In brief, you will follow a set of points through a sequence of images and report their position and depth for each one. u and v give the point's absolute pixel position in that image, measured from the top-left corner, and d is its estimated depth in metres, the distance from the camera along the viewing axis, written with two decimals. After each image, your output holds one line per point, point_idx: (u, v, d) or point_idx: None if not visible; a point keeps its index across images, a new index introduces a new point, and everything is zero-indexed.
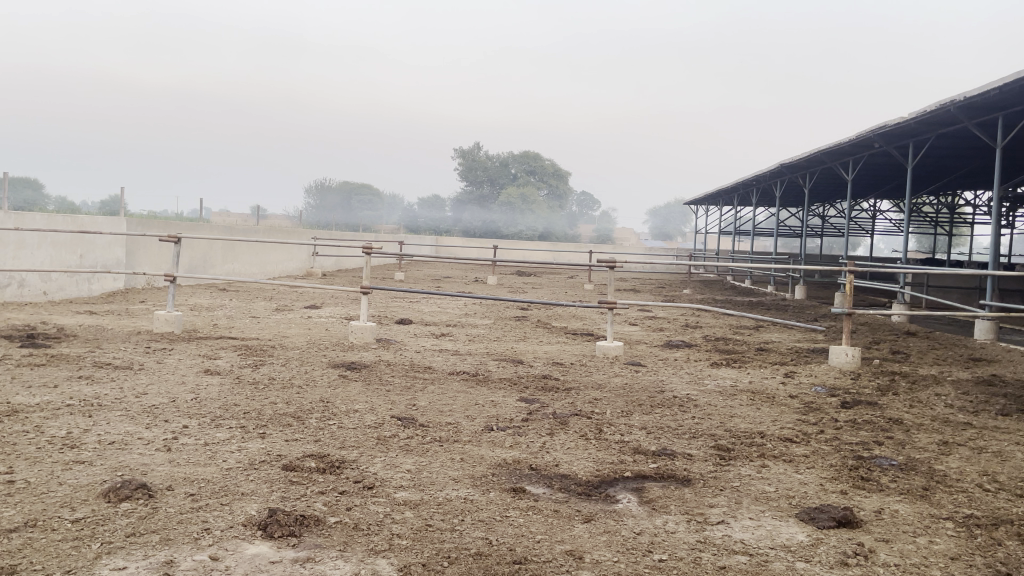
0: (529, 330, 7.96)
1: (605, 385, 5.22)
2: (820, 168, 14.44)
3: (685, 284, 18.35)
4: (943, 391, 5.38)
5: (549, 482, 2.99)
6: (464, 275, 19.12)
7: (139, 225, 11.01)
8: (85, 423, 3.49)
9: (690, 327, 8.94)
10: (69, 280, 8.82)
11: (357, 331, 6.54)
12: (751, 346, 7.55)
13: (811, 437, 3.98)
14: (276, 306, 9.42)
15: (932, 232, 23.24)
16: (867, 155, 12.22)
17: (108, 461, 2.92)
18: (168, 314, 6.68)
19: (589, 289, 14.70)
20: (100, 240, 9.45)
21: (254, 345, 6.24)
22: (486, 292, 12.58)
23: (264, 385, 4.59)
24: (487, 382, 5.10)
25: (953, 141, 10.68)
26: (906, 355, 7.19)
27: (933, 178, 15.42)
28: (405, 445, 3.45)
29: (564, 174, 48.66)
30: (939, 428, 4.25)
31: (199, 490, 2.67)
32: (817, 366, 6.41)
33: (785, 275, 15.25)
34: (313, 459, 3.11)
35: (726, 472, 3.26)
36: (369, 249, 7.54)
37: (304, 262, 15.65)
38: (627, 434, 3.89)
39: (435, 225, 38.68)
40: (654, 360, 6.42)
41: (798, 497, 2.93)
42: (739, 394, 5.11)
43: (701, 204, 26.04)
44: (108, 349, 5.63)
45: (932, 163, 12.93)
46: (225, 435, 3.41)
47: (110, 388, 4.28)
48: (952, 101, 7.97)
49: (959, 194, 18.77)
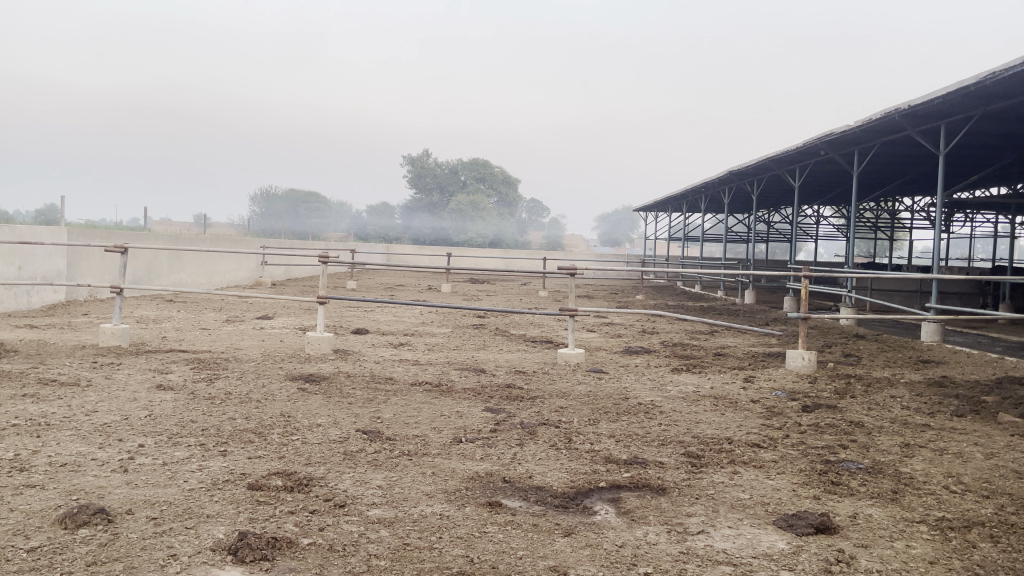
0: (488, 338, 7.90)
1: (569, 393, 5.18)
2: (769, 175, 14.71)
3: (637, 290, 18.49)
4: (898, 393, 5.48)
5: (525, 495, 2.94)
6: (416, 283, 18.95)
7: (80, 234, 10.62)
8: (33, 444, 3.31)
9: (648, 334, 8.97)
10: (7, 292, 8.44)
11: (314, 342, 6.39)
12: (709, 351, 7.62)
13: (778, 442, 4.01)
14: (227, 317, 9.17)
15: (873, 236, 23.88)
16: (814, 162, 12.48)
17: (61, 485, 2.77)
18: (115, 327, 6.43)
19: (543, 296, 14.70)
20: (39, 251, 9.09)
21: (207, 358, 6.05)
22: (441, 300, 12.50)
23: (222, 401, 4.43)
24: (451, 393, 5.03)
25: (897, 149, 10.98)
26: (858, 358, 7.34)
27: (875, 183, 15.83)
28: (373, 460, 3.35)
29: (514, 181, 48.83)
30: (900, 430, 4.32)
31: (161, 513, 2.54)
32: (775, 369, 6.49)
33: (735, 280, 15.49)
34: (279, 478, 3.00)
35: (700, 480, 3.25)
36: (326, 257, 7.37)
37: (252, 271, 15.32)
38: (596, 442, 3.86)
39: (384, 232, 38.32)
40: (616, 366, 6.41)
41: (773, 504, 2.93)
42: (703, 400, 5.13)
43: (650, 211, 26.34)
44: (52, 365, 5.38)
45: (875, 170, 13.29)
46: (184, 454, 3.27)
47: (57, 406, 4.08)
48: (897, 110, 8.18)
49: (899, 200, 19.31)
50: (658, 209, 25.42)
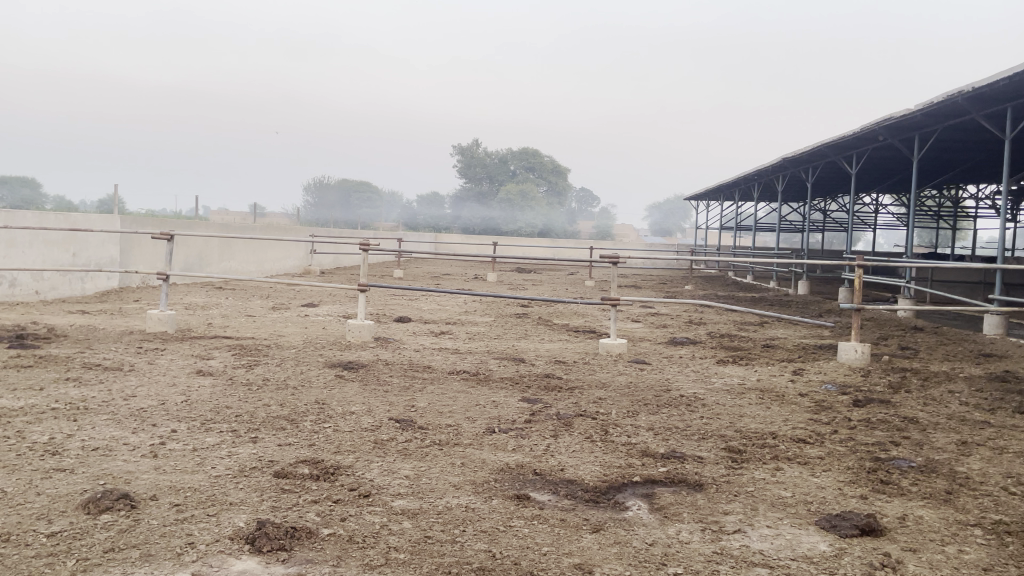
0: (530, 328, 7.80)
1: (609, 384, 5.06)
2: (824, 162, 14.26)
3: (686, 280, 18.18)
4: (957, 388, 5.23)
5: (554, 489, 2.84)
6: (463, 272, 18.96)
7: (133, 222, 10.84)
8: (69, 428, 3.35)
9: (694, 324, 8.77)
10: (62, 279, 8.66)
11: (355, 329, 6.40)
12: (757, 343, 7.41)
13: (825, 438, 3.84)
14: (273, 305, 9.26)
15: (935, 225, 23.06)
16: (871, 148, 12.06)
17: (90, 469, 2.77)
18: (161, 313, 6.52)
19: (590, 286, 14.53)
20: (93, 238, 9.31)
21: (250, 344, 6.09)
22: (487, 289, 12.47)
23: (258, 387, 4.43)
24: (488, 382, 4.96)
25: (960, 133, 10.52)
26: (915, 351, 7.04)
27: (938, 170, 15.25)
28: (403, 449, 3.30)
29: (563, 171, 48.57)
30: (957, 427, 4.10)
31: (185, 500, 2.52)
32: (826, 362, 6.27)
33: (788, 270, 15.10)
34: (306, 466, 2.96)
35: (739, 476, 3.11)
36: (368, 246, 7.35)
37: (301, 260, 15.50)
38: (634, 435, 3.74)
39: (433, 222, 38.49)
40: (659, 357, 6.27)
41: (817, 503, 2.78)
42: (748, 393, 4.96)
43: (701, 200, 25.86)
44: (99, 350, 5.47)
45: (937, 156, 12.77)
46: (215, 440, 3.26)
47: (98, 391, 4.13)
48: (959, 93, 7.82)
49: (962, 188, 18.57)
50: (710, 198, 24.97)
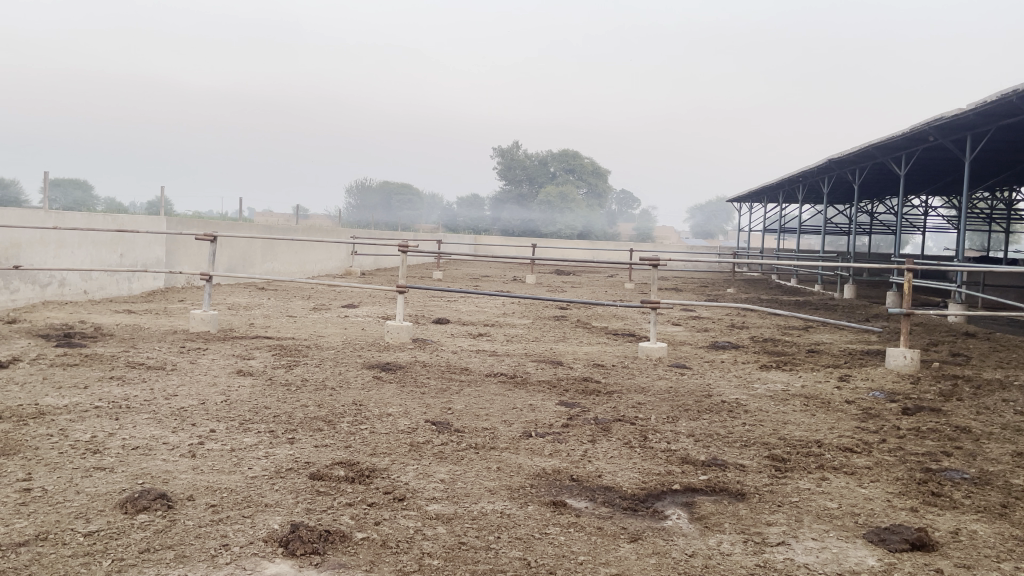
0: (569, 330, 7.74)
1: (649, 389, 4.98)
2: (872, 163, 13.91)
3: (728, 283, 17.92)
4: (1011, 397, 5.04)
5: (591, 495, 2.79)
6: (503, 274, 18.95)
7: (179, 223, 11.04)
8: (111, 426, 3.39)
9: (736, 328, 8.61)
10: (109, 278, 8.84)
11: (393, 330, 6.41)
12: (802, 348, 7.24)
13: (872, 447, 3.71)
14: (313, 305, 9.34)
15: (987, 228, 22.42)
16: (921, 149, 11.75)
17: (129, 468, 2.80)
18: (204, 313, 6.61)
19: (630, 289, 14.39)
20: (140, 239, 9.49)
21: (290, 345, 6.14)
22: (526, 292, 12.43)
23: (297, 387, 4.45)
24: (525, 385, 4.91)
25: (1016, 133, 10.18)
26: (967, 358, 6.82)
27: (991, 171, 14.81)
28: (439, 452, 3.27)
29: (604, 172, 48.32)
30: (1012, 438, 3.94)
31: (221, 500, 2.52)
32: (873, 368, 6.10)
33: (833, 274, 14.78)
34: (342, 468, 2.95)
35: (783, 486, 3.02)
36: (407, 247, 7.36)
37: (342, 261, 15.67)
38: (673, 441, 3.67)
39: (473, 224, 38.57)
40: (700, 362, 6.16)
41: (864, 516, 2.68)
42: (792, 400, 4.84)
43: (744, 201, 25.48)
44: (142, 349, 5.56)
45: (991, 156, 12.38)
46: (253, 441, 3.27)
47: (140, 390, 4.19)
48: (1014, 92, 7.57)
49: (1016, 190, 18.00)
50: (753, 200, 24.62)
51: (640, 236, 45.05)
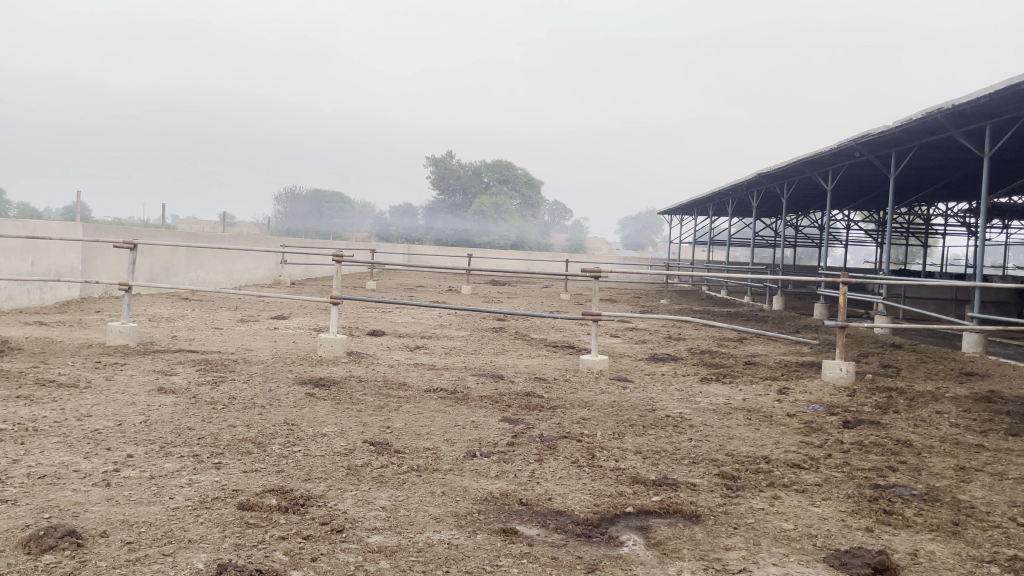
0: (507, 343, 7.59)
1: (592, 403, 4.88)
2: (800, 177, 14.24)
3: (661, 294, 18.10)
4: (944, 409, 5.12)
5: (543, 521, 2.65)
6: (437, 285, 18.74)
7: (96, 230, 10.49)
8: (15, 452, 3.09)
9: (674, 340, 8.62)
10: (20, 288, 8.32)
11: (326, 344, 6.15)
12: (738, 359, 7.28)
13: (820, 462, 3.68)
14: (241, 317, 8.95)
15: (905, 243, 23.31)
16: (848, 165, 12.07)
17: (34, 501, 2.52)
18: (123, 325, 6.23)
19: (566, 300, 14.36)
20: (54, 246, 8.97)
21: (216, 359, 5.82)
22: (461, 302, 12.29)
23: (223, 406, 4.18)
24: (466, 401, 4.74)
25: (938, 150, 10.52)
26: (897, 370, 6.95)
27: (910, 187, 15.38)
28: (379, 476, 3.08)
29: (537, 183, 48.58)
30: (952, 451, 3.97)
31: (138, 537, 2.28)
32: (810, 381, 6.13)
33: (763, 286, 15.07)
34: (274, 496, 2.72)
35: (737, 506, 2.94)
36: (340, 257, 7.10)
37: (271, 270, 15.20)
38: (622, 459, 3.56)
39: (407, 233, 38.20)
40: (641, 375, 6.10)
41: (821, 537, 2.62)
42: (735, 413, 4.80)
43: (675, 214, 25.88)
44: (54, 364, 5.18)
45: (912, 173, 12.80)
46: (175, 466, 3.01)
47: (49, 410, 3.85)
48: (939, 110, 7.79)
49: (933, 206, 18.71)
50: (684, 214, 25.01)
51: (577, 240, 50.96)
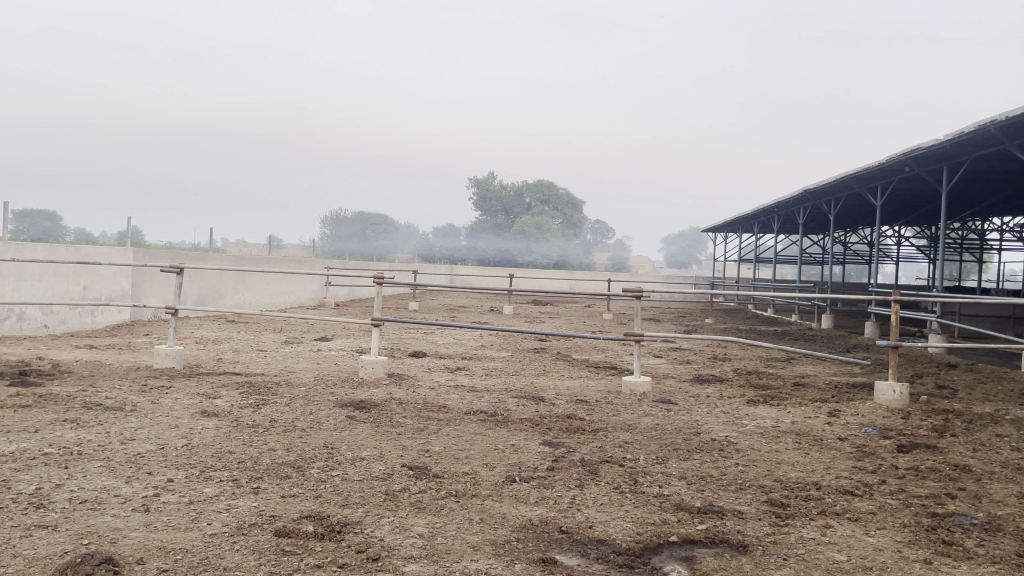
0: (549, 364, 7.51)
1: (635, 426, 4.77)
2: (848, 193, 13.91)
3: (706, 312, 17.82)
4: (1005, 432, 4.89)
5: (583, 551, 2.57)
6: (478, 306, 18.72)
7: (145, 254, 10.71)
8: (59, 476, 3.12)
9: (719, 360, 8.47)
10: (71, 312, 8.52)
11: (367, 366, 6.16)
12: (787, 380, 7.09)
13: (874, 489, 3.53)
14: (284, 339, 9.03)
15: (959, 258, 22.63)
16: (897, 179, 11.78)
17: (75, 526, 2.54)
18: (168, 348, 6.32)
19: (609, 319, 14.21)
20: (105, 271, 9.18)
21: (259, 381, 5.86)
22: (502, 323, 12.24)
23: (264, 429, 4.18)
24: (506, 424, 4.68)
25: (992, 163, 10.19)
26: (953, 391, 6.70)
27: (963, 202, 14.93)
28: (417, 502, 3.03)
29: (579, 203, 48.52)
30: (1015, 477, 3.78)
31: (174, 564, 2.27)
32: (861, 403, 5.94)
33: (811, 304, 14.74)
34: (310, 522, 2.70)
35: (786, 535, 2.82)
36: (381, 278, 7.11)
37: (315, 292, 15.36)
38: (666, 485, 3.46)
39: (450, 254, 38.40)
40: (685, 397, 5.97)
41: (877, 570, 2.49)
42: (783, 437, 4.66)
43: (719, 232, 25.52)
44: (102, 388, 5.26)
45: (965, 186, 12.43)
46: (214, 491, 3.01)
47: (94, 434, 3.90)
48: (992, 122, 7.54)
49: (988, 220, 18.15)
50: (728, 231, 24.72)
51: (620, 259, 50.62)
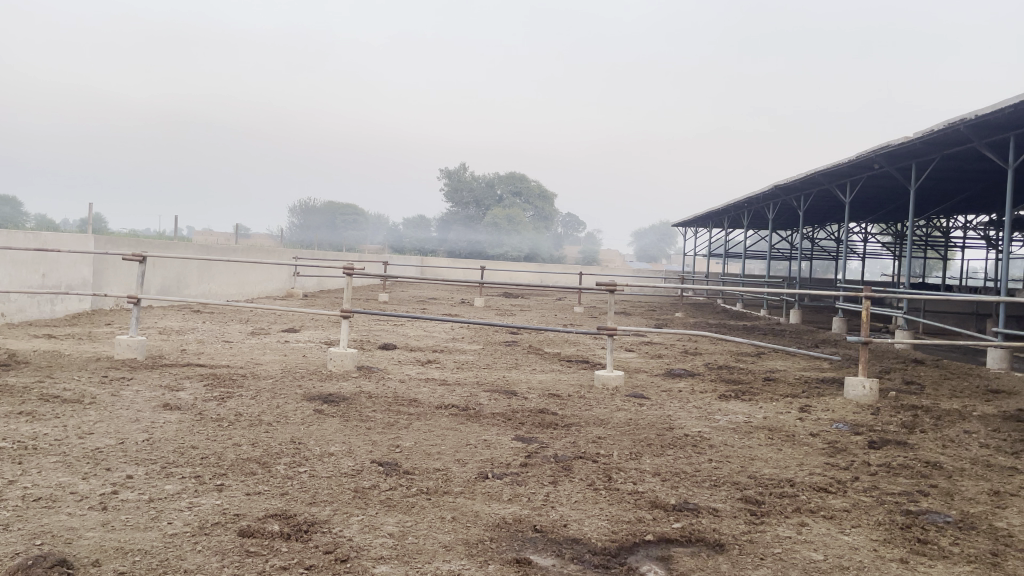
0: (521, 357, 7.45)
1: (608, 421, 4.73)
2: (818, 189, 14.01)
3: (676, 306, 17.88)
4: (973, 429, 4.92)
5: (558, 550, 2.51)
6: (449, 298, 18.62)
7: (107, 242, 10.44)
8: (12, 472, 2.99)
9: (690, 355, 8.48)
10: (30, 301, 8.27)
11: (336, 358, 6.05)
12: (757, 375, 7.10)
13: (847, 486, 3.52)
14: (251, 330, 8.86)
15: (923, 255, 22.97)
16: (867, 176, 11.87)
17: (26, 526, 2.42)
18: (130, 338, 6.15)
19: (580, 313, 14.18)
20: (65, 258, 8.93)
21: (224, 373, 5.73)
22: (473, 316, 12.14)
23: (229, 423, 4.06)
24: (479, 419, 4.61)
25: (959, 161, 10.30)
26: (921, 387, 6.75)
27: (930, 199, 15.12)
28: (387, 499, 2.95)
29: (550, 196, 48.55)
30: (985, 474, 3.80)
31: (132, 566, 2.17)
32: (831, 398, 5.96)
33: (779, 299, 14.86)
34: (276, 521, 2.60)
35: (762, 534, 2.79)
36: (352, 269, 6.97)
37: (284, 283, 15.13)
38: (640, 482, 3.42)
39: (421, 246, 38.24)
40: (657, 391, 5.95)
41: (853, 569, 2.47)
42: (756, 433, 4.65)
43: (690, 226, 25.65)
44: (60, 379, 5.09)
45: (932, 184, 12.57)
46: (175, 489, 2.90)
47: (51, 427, 3.75)
48: (962, 120, 7.60)
49: (952, 218, 18.43)
50: (698, 225, 24.87)
51: (590, 252, 50.76)
